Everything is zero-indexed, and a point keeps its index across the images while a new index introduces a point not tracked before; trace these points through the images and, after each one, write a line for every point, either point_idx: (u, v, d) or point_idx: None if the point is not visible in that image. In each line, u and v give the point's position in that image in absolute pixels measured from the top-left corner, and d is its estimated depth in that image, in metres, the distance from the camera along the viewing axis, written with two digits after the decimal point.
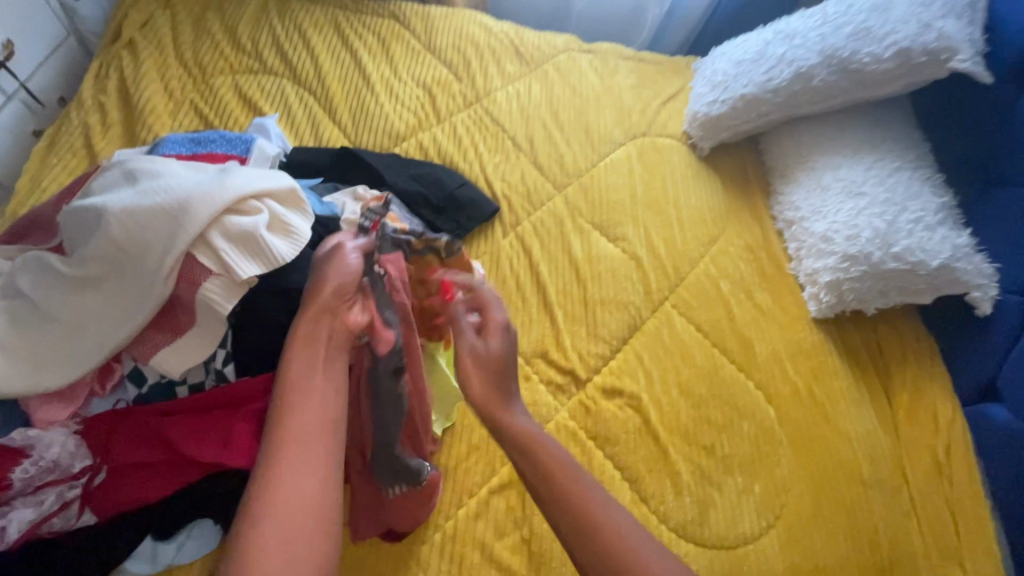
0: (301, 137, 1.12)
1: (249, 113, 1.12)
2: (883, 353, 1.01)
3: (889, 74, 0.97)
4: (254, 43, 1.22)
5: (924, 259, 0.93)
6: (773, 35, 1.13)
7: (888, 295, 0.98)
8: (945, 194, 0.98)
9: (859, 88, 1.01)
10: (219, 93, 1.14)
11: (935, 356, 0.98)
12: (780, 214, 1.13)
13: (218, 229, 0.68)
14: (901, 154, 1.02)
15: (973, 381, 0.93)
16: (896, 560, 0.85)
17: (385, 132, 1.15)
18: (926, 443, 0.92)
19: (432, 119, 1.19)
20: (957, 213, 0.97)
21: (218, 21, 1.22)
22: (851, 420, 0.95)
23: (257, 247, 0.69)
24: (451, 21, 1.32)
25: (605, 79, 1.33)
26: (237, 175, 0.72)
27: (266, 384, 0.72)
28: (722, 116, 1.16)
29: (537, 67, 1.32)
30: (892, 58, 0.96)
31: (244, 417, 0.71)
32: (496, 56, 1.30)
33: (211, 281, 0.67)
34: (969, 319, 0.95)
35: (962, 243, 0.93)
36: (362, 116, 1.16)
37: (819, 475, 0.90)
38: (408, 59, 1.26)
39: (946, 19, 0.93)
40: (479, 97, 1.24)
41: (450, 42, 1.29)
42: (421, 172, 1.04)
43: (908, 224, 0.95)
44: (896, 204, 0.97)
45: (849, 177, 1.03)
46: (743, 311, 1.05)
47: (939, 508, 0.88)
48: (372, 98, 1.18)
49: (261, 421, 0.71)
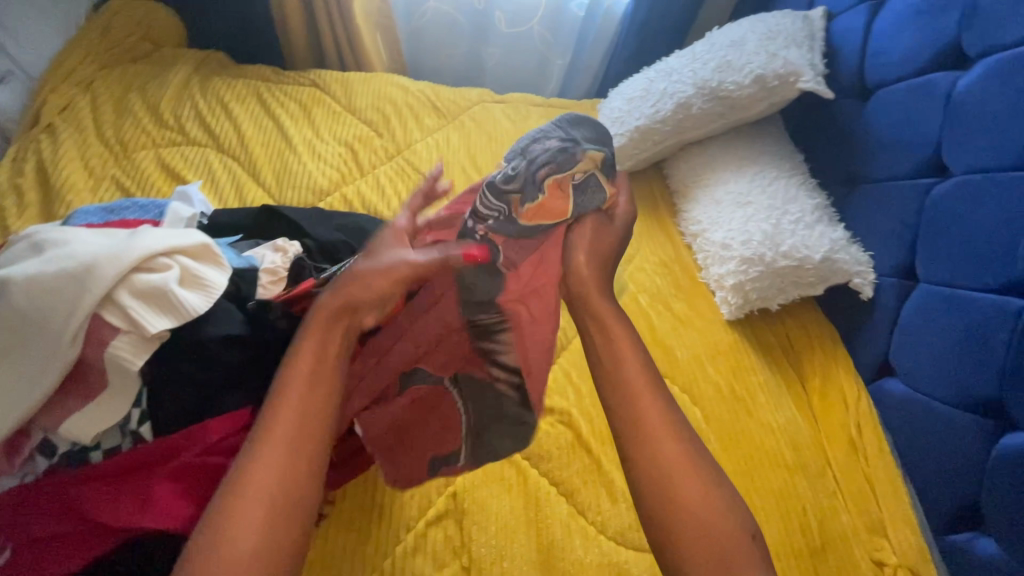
0: (225, 200, 1.15)
1: (172, 183, 1.16)
2: (792, 345, 1.09)
3: (753, 97, 1.11)
4: (177, 117, 1.27)
5: (808, 254, 1.01)
6: (655, 74, 1.27)
7: (787, 290, 1.06)
8: (818, 196, 1.09)
9: (731, 111, 1.14)
10: (142, 166, 1.17)
11: (837, 342, 1.06)
12: (686, 228, 1.22)
13: (128, 288, 0.70)
14: (779, 166, 1.14)
15: (871, 360, 1.01)
16: (828, 540, 0.87)
17: (309, 189, 1.20)
18: (840, 423, 0.98)
19: (356, 173, 1.25)
20: (831, 211, 1.08)
21: (140, 100, 1.27)
22: (772, 411, 0.99)
23: (167, 302, 0.71)
24: (369, 83, 1.40)
25: (517, 123, 1.42)
26: (146, 236, 0.74)
27: (185, 442, 0.72)
28: (622, 149, 1.25)
29: (453, 118, 1.40)
30: (751, 84, 1.10)
31: (163, 476, 0.70)
32: (413, 110, 1.38)
33: (120, 338, 0.68)
34: (856, 303, 1.05)
35: (837, 237, 1.02)
36: (286, 176, 1.21)
37: (748, 467, 0.93)
38: (329, 120, 1.33)
39: (788, 49, 1.09)
40: (400, 149, 1.31)
41: (369, 102, 1.37)
42: (344, 222, 1.08)
43: (791, 226, 1.04)
44: (779, 207, 1.07)
45: (737, 190, 1.13)
46: (662, 320, 1.11)
47: (859, 484, 0.92)
48: (295, 158, 1.24)
49: (183, 480, 0.71)
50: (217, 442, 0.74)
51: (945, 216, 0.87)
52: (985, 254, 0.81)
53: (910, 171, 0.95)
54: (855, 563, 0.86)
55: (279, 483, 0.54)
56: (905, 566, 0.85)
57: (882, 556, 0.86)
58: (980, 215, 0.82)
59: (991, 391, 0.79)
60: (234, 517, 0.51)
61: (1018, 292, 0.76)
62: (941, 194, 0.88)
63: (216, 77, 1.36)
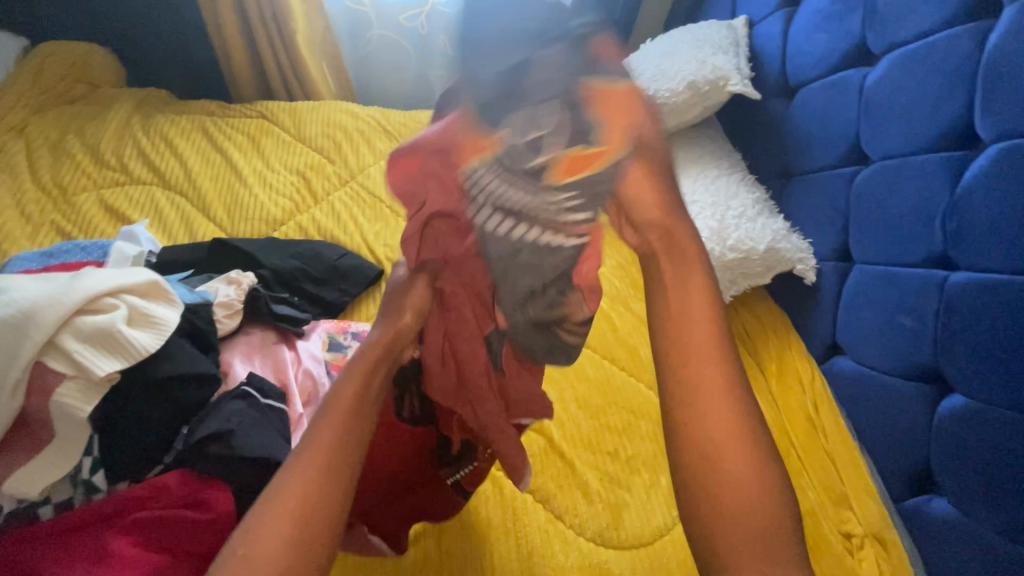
0: (174, 237, 1.13)
1: (116, 224, 1.13)
2: (748, 334, 1.13)
3: (688, 102, 1.17)
4: (119, 157, 1.24)
5: (752, 245, 1.05)
6: None
7: (737, 281, 1.11)
8: (757, 190, 1.15)
9: (670, 117, 1.20)
10: (82, 209, 1.13)
11: (788, 327, 1.11)
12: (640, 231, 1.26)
13: (73, 332, 0.68)
14: (719, 165, 1.20)
15: (821, 341, 1.06)
16: (797, 518, 0.90)
17: (262, 220, 1.19)
18: (798, 403, 1.02)
19: (309, 200, 1.25)
20: (770, 204, 1.14)
21: (78, 142, 1.24)
22: None
23: (114, 343, 0.68)
24: (318, 111, 1.40)
25: None
26: (89, 277, 0.72)
27: (150, 495, 0.69)
28: None
29: (406, 141, 1.41)
30: (685, 91, 1.15)
31: (122, 530, 0.66)
32: (365, 135, 1.38)
33: (66, 384, 0.66)
34: (802, 289, 1.10)
35: (777, 228, 1.07)
36: (236, 208, 1.20)
37: None
38: (279, 150, 1.32)
39: (716, 56, 1.16)
40: (353, 173, 1.31)
41: (319, 130, 1.36)
42: (299, 249, 1.07)
43: (735, 220, 1.09)
44: (722, 204, 1.12)
45: (683, 190, 1.18)
46: (624, 321, 1.13)
47: (822, 461, 0.96)
48: (245, 190, 1.23)
49: (145, 532, 0.67)
50: (184, 495, 0.70)
51: (871, 200, 0.93)
52: (907, 232, 0.87)
53: (836, 161, 1.02)
54: (825, 537, 0.88)
55: (305, 505, 0.51)
56: (871, 534, 0.89)
57: (849, 527, 0.89)
58: (900, 197, 0.88)
59: (927, 359, 0.84)
60: (267, 527, 0.49)
61: (940, 265, 0.82)
62: (866, 180, 0.95)
63: (159, 115, 1.34)
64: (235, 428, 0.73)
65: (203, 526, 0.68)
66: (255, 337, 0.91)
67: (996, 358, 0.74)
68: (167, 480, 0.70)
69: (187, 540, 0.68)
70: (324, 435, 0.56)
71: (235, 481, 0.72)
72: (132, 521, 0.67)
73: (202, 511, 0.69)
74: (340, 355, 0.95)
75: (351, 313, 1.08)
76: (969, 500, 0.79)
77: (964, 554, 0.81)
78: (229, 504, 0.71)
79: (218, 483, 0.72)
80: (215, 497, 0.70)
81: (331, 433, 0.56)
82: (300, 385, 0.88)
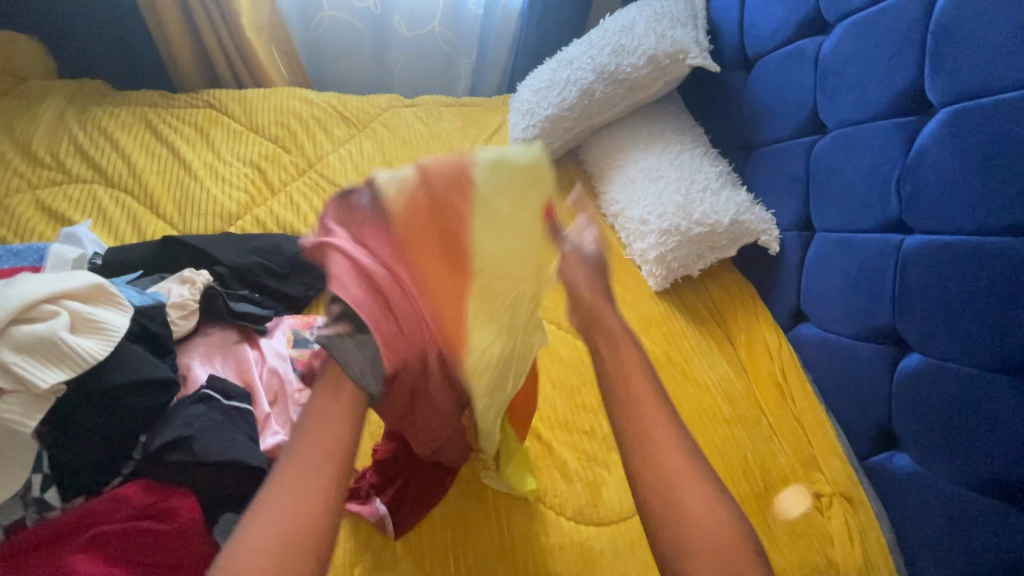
0: (121, 238, 1.07)
1: (56, 226, 1.06)
2: (716, 307, 1.14)
3: (649, 78, 1.17)
4: (54, 154, 1.16)
5: (717, 219, 1.06)
6: (557, 63, 1.31)
7: (704, 255, 1.11)
8: (720, 163, 1.16)
9: (632, 92, 1.19)
10: (17, 211, 1.06)
11: (755, 297, 1.13)
12: (607, 208, 1.25)
13: (8, 343, 0.63)
14: (682, 139, 1.20)
15: (787, 309, 1.09)
16: (769, 482, 0.92)
17: (216, 215, 1.13)
18: (767, 370, 1.04)
19: (266, 192, 1.20)
20: (733, 176, 1.14)
21: (6, 139, 1.15)
22: (705, 370, 1.04)
23: (55, 352, 0.64)
24: (269, 98, 1.33)
25: (430, 126, 1.39)
26: (25, 283, 0.67)
27: (110, 509, 0.66)
28: (536, 138, 1.27)
29: (365, 127, 1.35)
30: (646, 65, 1.15)
31: (82, 548, 0.63)
32: (321, 122, 1.32)
33: (4, 399, 0.62)
34: (767, 259, 1.12)
35: (741, 200, 1.08)
36: (188, 204, 1.14)
37: (689, 425, 0.97)
38: (230, 140, 1.25)
39: (674, 29, 1.15)
40: (311, 163, 1.26)
41: (272, 119, 1.30)
42: (258, 244, 1.03)
43: (699, 194, 1.09)
44: (687, 178, 1.12)
45: (647, 166, 1.18)
46: None
47: (791, 425, 0.98)
48: (196, 184, 1.17)
49: (107, 546, 0.64)
50: (147, 506, 0.67)
51: (829, 168, 0.95)
52: (865, 198, 0.89)
53: (794, 132, 1.03)
54: (796, 497, 0.91)
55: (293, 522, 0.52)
56: (838, 493, 0.92)
57: (818, 487, 0.92)
58: (856, 164, 0.90)
59: (886, 320, 0.87)
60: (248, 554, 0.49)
61: (895, 229, 0.85)
62: (824, 149, 0.96)
63: (96, 107, 1.25)
64: (194, 432, 0.71)
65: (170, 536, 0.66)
66: (214, 338, 0.87)
67: (953, 316, 0.77)
68: (125, 492, 0.67)
69: (156, 550, 0.66)
70: (301, 449, 0.57)
71: (199, 488, 0.70)
72: (92, 537, 0.63)
73: (170, 521, 0.67)
74: (306, 352, 0.90)
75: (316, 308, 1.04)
76: (930, 454, 0.82)
77: (925, 506, 0.84)
78: (196, 510, 0.68)
79: (184, 492, 0.69)
80: (179, 504, 0.68)
81: (311, 445, 0.57)
82: (266, 385, 0.85)
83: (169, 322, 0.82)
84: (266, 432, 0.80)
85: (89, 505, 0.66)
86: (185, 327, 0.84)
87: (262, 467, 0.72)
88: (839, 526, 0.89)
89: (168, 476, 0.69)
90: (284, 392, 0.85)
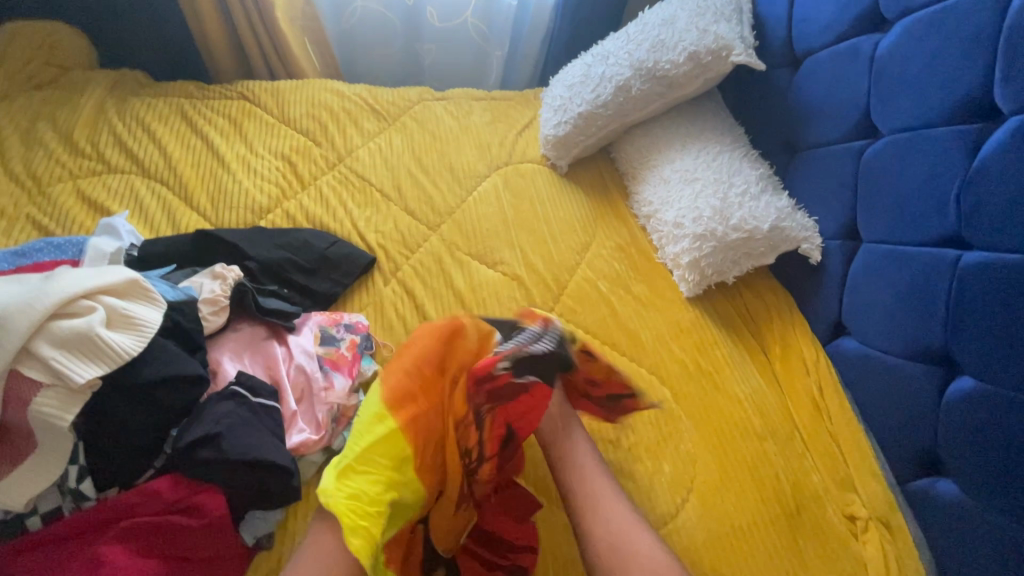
0: (156, 230, 1.09)
1: (95, 216, 1.09)
2: (752, 317, 1.10)
3: (689, 75, 1.12)
4: (94, 145, 1.18)
5: (755, 225, 1.02)
6: (592, 58, 1.27)
7: (740, 262, 1.07)
8: (761, 166, 1.11)
9: (670, 90, 1.15)
10: (58, 200, 1.09)
11: (792, 306, 1.09)
12: (639, 210, 1.21)
13: (48, 338, 0.65)
14: (721, 140, 1.15)
15: (826, 321, 1.04)
16: (801, 501, 0.89)
17: (247, 208, 1.14)
18: (802, 385, 1.00)
19: (296, 186, 1.20)
20: (773, 180, 1.09)
21: (49, 129, 1.18)
22: (736, 381, 1.00)
23: (92, 347, 0.66)
24: (301, 91, 1.33)
25: (460, 120, 1.36)
26: (64, 278, 0.69)
27: (140, 501, 0.67)
28: (568, 135, 1.24)
29: (395, 120, 1.34)
30: (686, 62, 1.11)
31: (114, 537, 0.65)
32: (352, 116, 1.31)
33: (43, 394, 0.64)
34: (807, 267, 1.07)
35: (782, 206, 1.04)
36: (220, 196, 1.15)
37: (720, 440, 0.94)
38: (262, 133, 1.26)
39: (718, 24, 1.10)
40: (341, 156, 1.25)
41: (303, 112, 1.30)
42: (287, 239, 1.03)
43: (737, 198, 1.05)
44: (724, 181, 1.08)
45: (684, 167, 1.14)
46: (624, 304, 1.09)
47: (826, 443, 0.94)
48: (229, 176, 1.18)
49: (138, 539, 0.66)
50: (175, 500, 0.68)
51: (881, 176, 0.90)
52: (919, 209, 0.83)
53: (844, 135, 0.98)
54: (828, 519, 0.88)
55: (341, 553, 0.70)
56: (875, 517, 0.88)
57: (853, 509, 0.88)
58: (911, 171, 0.84)
59: (937, 340, 0.82)
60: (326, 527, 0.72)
61: (952, 244, 0.79)
62: (875, 155, 0.91)
63: (134, 98, 1.27)
64: (223, 430, 0.71)
65: (199, 531, 0.68)
66: (243, 333, 0.88)
67: (1010, 342, 0.72)
68: (155, 486, 0.68)
69: (186, 543, 0.67)
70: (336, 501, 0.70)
71: (226, 485, 0.71)
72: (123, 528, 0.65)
73: (198, 515, 0.68)
74: (333, 349, 0.91)
75: (342, 304, 1.04)
76: (977, 483, 0.78)
77: (967, 537, 0.80)
78: (224, 507, 0.69)
79: (210, 488, 0.70)
80: (207, 501, 0.69)
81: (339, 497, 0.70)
82: (293, 381, 0.86)
83: (200, 318, 0.83)
84: (291, 429, 0.81)
85: (121, 495, 0.67)
86: (215, 323, 0.85)
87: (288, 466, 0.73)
88: (875, 552, 0.85)
89: (196, 473, 0.70)
90: (310, 389, 0.86)
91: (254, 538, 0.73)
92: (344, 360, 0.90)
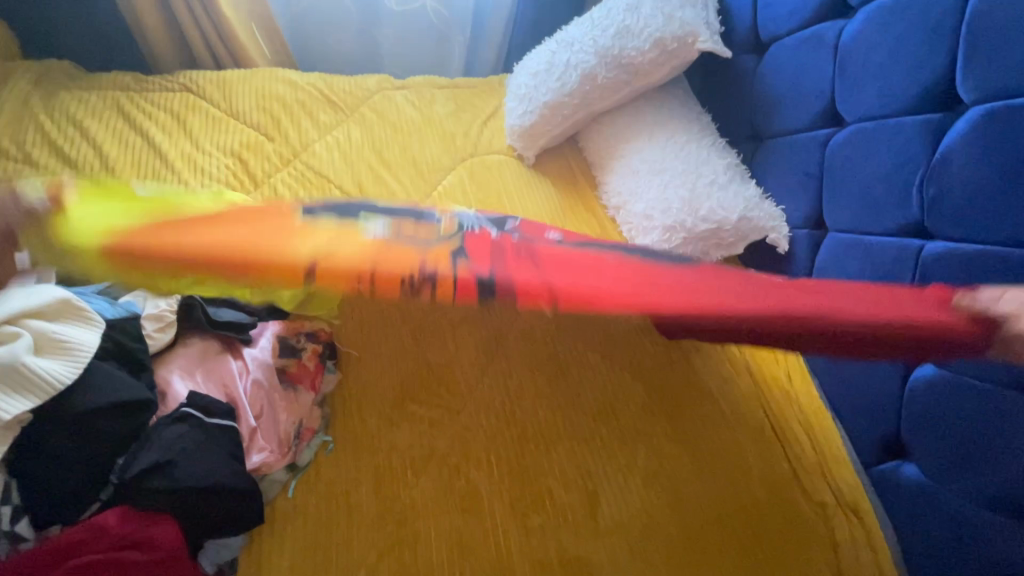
0: None
1: None
2: None
3: (655, 62, 1.10)
4: (18, 145, 1.08)
5: (725, 215, 1.01)
6: (557, 44, 1.22)
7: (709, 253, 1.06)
8: (728, 155, 1.10)
9: (636, 78, 1.12)
10: None
11: None
12: (608, 201, 1.19)
13: None
14: (689, 129, 1.13)
15: None
16: (774, 489, 0.89)
17: (195, 210, 1.07)
18: (773, 373, 1.01)
19: (249, 184, 1.13)
20: (740, 169, 1.09)
21: None
22: (707, 372, 1.00)
23: (18, 378, 0.62)
24: (250, 80, 1.25)
25: (422, 110, 1.30)
26: None
27: (86, 539, 0.62)
28: (534, 125, 1.21)
29: (353, 112, 1.27)
30: (652, 49, 1.08)
31: None
32: (307, 107, 1.24)
33: None
34: (774, 256, 1.07)
35: (750, 195, 1.03)
36: (165, 198, 1.07)
37: (694, 433, 0.93)
38: (208, 128, 1.18)
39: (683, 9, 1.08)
40: (296, 151, 1.19)
41: (253, 104, 1.22)
42: None
43: (706, 188, 1.04)
44: (693, 170, 1.06)
45: (651, 157, 1.12)
46: None
47: (796, 430, 0.95)
48: (174, 176, 1.10)
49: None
50: (127, 534, 0.64)
51: (845, 165, 0.90)
52: (884, 199, 0.84)
53: (808, 124, 0.97)
54: (798, 503, 0.88)
55: None
56: (844, 503, 0.89)
57: (822, 496, 0.89)
58: (877, 160, 0.84)
59: None
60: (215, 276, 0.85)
61: (915, 234, 0.80)
62: (839, 145, 0.91)
63: (63, 91, 1.17)
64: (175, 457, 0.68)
65: (153, 567, 0.63)
66: (193, 348, 0.83)
67: None
68: (100, 523, 0.63)
69: None
70: None
71: (181, 516, 0.67)
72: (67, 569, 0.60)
73: (150, 551, 0.64)
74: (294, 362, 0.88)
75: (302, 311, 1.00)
76: (936, 467, 0.80)
77: (930, 521, 0.83)
78: (179, 540, 0.66)
79: (164, 520, 0.66)
80: (160, 534, 0.65)
81: None
82: (251, 398, 0.82)
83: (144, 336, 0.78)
84: (253, 448, 0.78)
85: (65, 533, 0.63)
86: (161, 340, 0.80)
87: (249, 489, 0.71)
88: (844, 536, 0.86)
89: (146, 505, 0.66)
90: (270, 404, 0.83)
91: (216, 566, 0.72)
92: (307, 373, 0.87)
